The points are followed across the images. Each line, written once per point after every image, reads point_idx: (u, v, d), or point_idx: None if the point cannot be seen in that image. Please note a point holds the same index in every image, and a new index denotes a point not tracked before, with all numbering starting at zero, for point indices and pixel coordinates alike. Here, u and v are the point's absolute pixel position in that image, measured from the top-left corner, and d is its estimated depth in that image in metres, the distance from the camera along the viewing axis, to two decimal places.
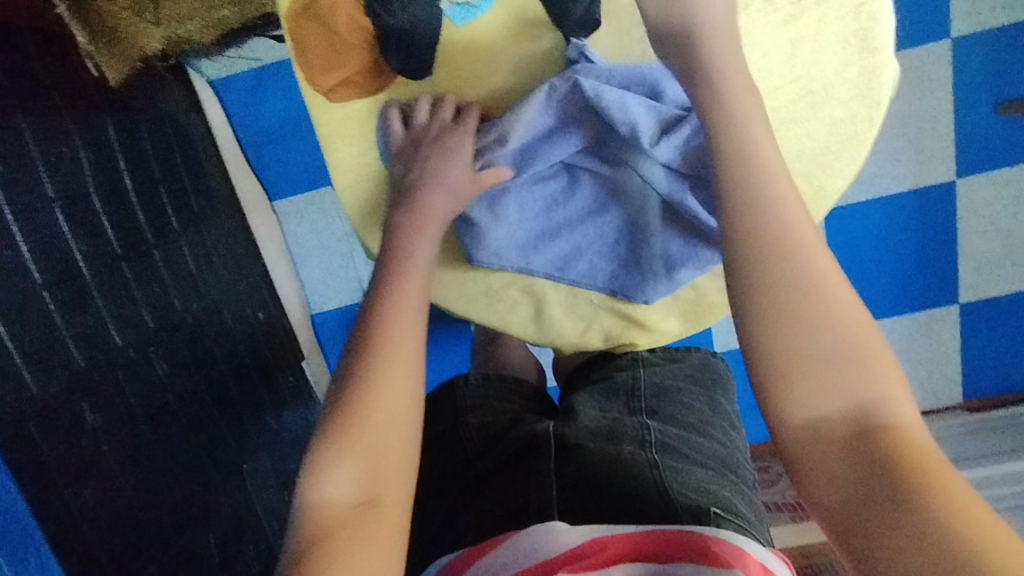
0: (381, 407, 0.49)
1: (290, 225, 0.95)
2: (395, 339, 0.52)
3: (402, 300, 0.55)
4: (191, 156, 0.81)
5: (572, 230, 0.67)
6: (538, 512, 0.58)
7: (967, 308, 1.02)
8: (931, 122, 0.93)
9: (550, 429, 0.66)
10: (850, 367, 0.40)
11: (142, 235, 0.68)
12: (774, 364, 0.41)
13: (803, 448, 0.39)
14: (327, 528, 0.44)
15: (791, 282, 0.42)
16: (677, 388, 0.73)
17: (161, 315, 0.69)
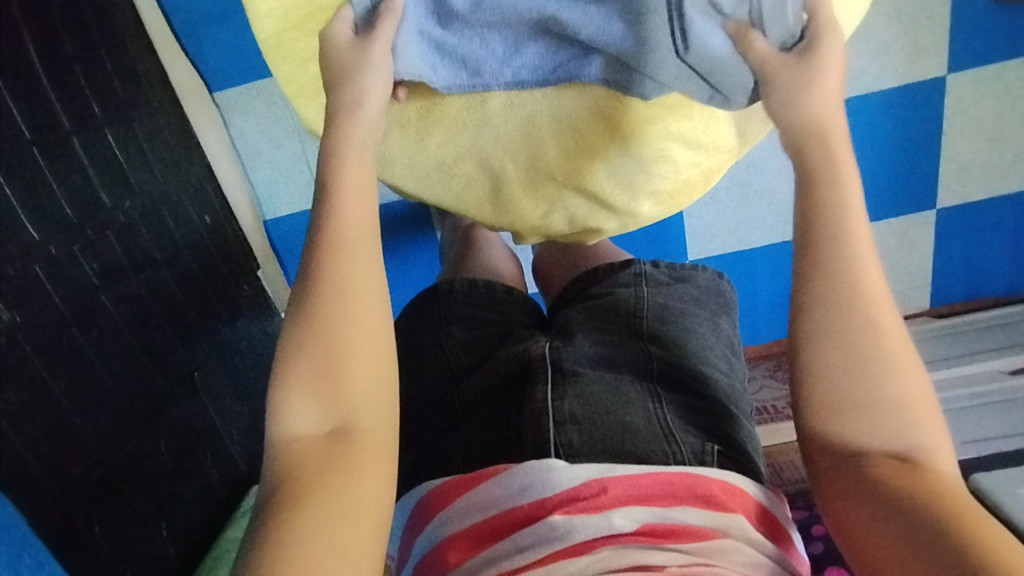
0: (346, 331, 0.47)
1: (234, 119, 0.93)
2: (348, 253, 0.49)
3: (352, 206, 0.51)
4: (112, 33, 0.76)
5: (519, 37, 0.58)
6: (531, 445, 0.54)
7: (943, 215, 0.99)
8: (926, 9, 0.85)
9: (544, 354, 0.62)
10: (901, 414, 0.44)
11: (56, 118, 0.65)
12: (827, 404, 0.45)
13: (845, 487, 0.44)
14: (296, 461, 0.44)
15: (854, 335, 0.45)
16: (683, 310, 0.68)
17: (82, 205, 0.67)
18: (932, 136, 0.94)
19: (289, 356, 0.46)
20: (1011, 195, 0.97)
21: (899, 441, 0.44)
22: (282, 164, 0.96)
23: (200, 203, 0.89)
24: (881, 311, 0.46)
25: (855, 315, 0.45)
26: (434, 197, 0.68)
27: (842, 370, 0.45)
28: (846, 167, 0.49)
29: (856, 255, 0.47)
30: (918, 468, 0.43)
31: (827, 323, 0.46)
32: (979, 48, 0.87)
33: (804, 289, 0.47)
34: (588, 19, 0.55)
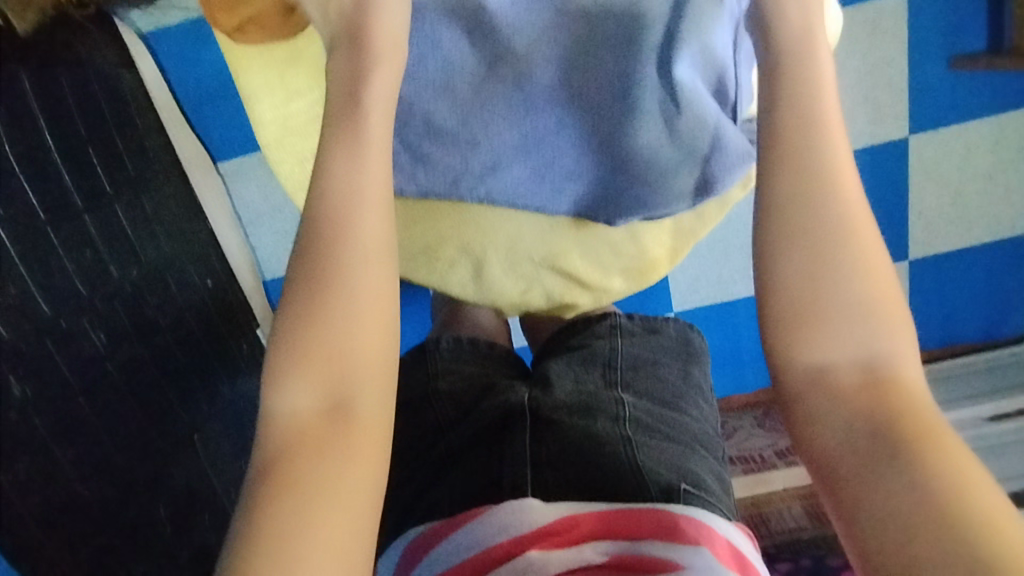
0: (348, 298, 0.41)
1: (236, 186, 0.98)
2: (361, 210, 0.43)
3: (368, 158, 0.44)
4: (123, 114, 0.81)
5: (514, 160, 0.65)
6: (510, 486, 0.56)
7: (916, 265, 1.03)
8: (884, 77, 0.91)
9: (523, 402, 0.64)
10: (875, 316, 0.39)
11: (69, 197, 0.69)
12: (793, 313, 0.39)
13: (806, 392, 0.38)
14: (288, 441, 0.39)
15: (822, 228, 0.40)
16: (655, 360, 0.71)
17: (92, 277, 0.70)
18: (900, 192, 0.99)
19: (283, 337, 0.40)
20: (977, 246, 1.02)
21: (878, 350, 0.38)
22: (280, 228, 1.01)
23: (203, 267, 0.92)
24: (851, 204, 0.41)
25: (823, 204, 0.41)
26: (416, 277, 0.72)
27: (813, 270, 0.39)
28: (827, 72, 0.45)
29: (844, 173, 0.41)
30: (888, 382, 0.37)
31: (795, 222, 0.40)
32: (937, 111, 0.93)
33: (777, 189, 0.42)
34: (578, 146, 0.65)
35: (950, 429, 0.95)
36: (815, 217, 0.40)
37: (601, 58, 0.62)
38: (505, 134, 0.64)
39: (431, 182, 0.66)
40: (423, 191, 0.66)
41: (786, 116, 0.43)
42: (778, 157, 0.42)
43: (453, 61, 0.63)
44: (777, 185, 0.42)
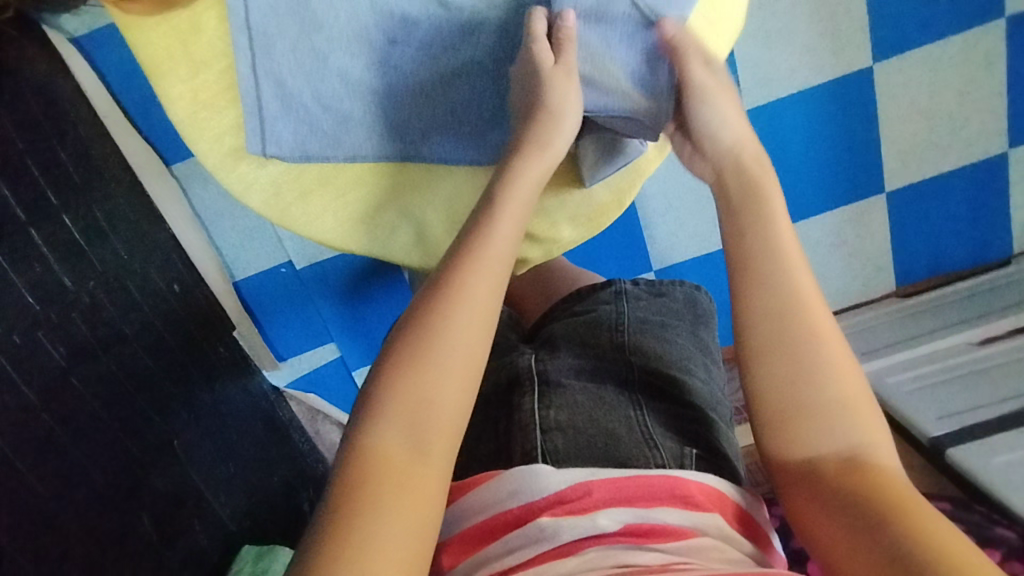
0: (446, 363, 0.48)
1: (194, 188, 0.95)
2: (470, 302, 0.51)
3: (489, 255, 0.54)
4: (62, 122, 0.79)
5: (374, 107, 0.65)
6: (520, 454, 0.55)
7: (893, 197, 1.01)
8: (844, 5, 0.89)
9: (531, 366, 0.63)
10: (848, 413, 0.48)
11: (10, 210, 0.67)
12: (780, 412, 0.49)
13: (801, 477, 0.48)
14: (377, 471, 0.44)
15: (800, 345, 0.50)
16: (665, 322, 0.69)
17: (43, 290, 0.68)
18: (870, 124, 0.96)
19: (393, 375, 0.48)
20: (952, 172, 1.00)
21: (846, 445, 0.47)
22: (245, 227, 0.99)
23: (167, 272, 0.91)
24: (815, 316, 0.51)
25: (795, 321, 0.51)
26: (361, 248, 0.72)
27: (795, 367, 0.49)
28: (779, 210, 0.56)
29: (798, 281, 0.53)
30: (860, 467, 0.46)
31: (777, 338, 0.50)
32: (901, 37, 0.91)
33: (751, 305, 0.52)
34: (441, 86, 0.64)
35: (942, 355, 0.91)
36: (773, 294, 0.52)
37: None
38: (415, 61, 0.63)
39: (287, 140, 0.64)
40: (280, 149, 0.64)
41: (753, 247, 0.54)
42: (745, 278, 0.53)
43: None
44: (754, 296, 0.52)
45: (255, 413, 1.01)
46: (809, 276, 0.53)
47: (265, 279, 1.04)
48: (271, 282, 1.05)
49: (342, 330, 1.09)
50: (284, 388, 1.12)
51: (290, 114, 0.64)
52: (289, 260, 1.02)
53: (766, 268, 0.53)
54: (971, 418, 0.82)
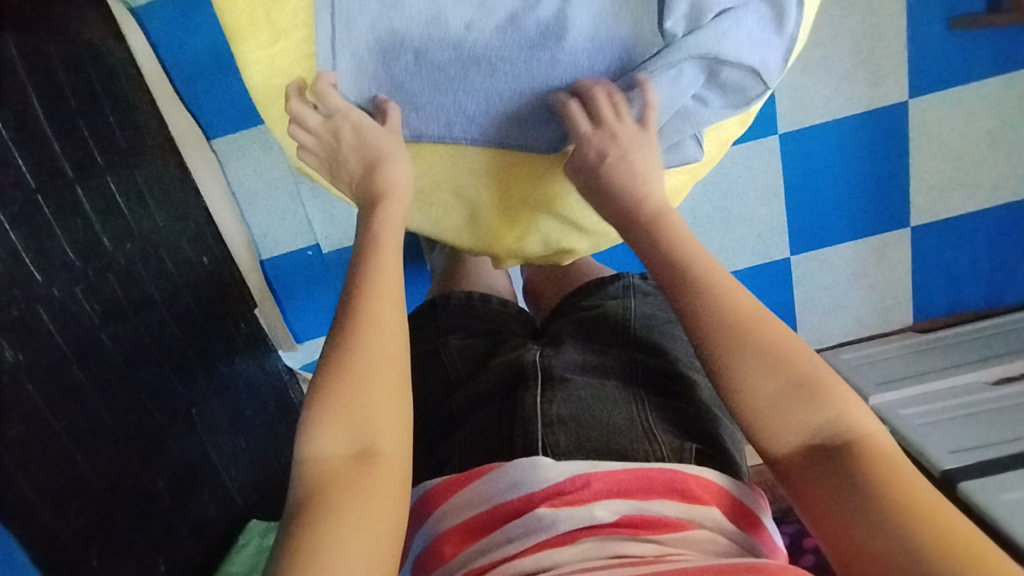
0: (367, 362, 0.49)
1: (231, 164, 0.98)
2: (379, 299, 0.53)
3: (383, 261, 0.56)
4: (113, 87, 0.80)
5: (435, 85, 0.63)
6: (522, 445, 0.54)
7: (918, 232, 1.02)
8: (884, 39, 0.90)
9: (534, 360, 0.63)
10: (818, 395, 0.47)
11: (59, 166, 0.68)
12: (748, 412, 0.48)
13: (798, 469, 0.46)
14: (324, 483, 0.45)
15: (755, 346, 0.49)
16: (666, 323, 0.69)
17: (85, 248, 0.70)
18: (901, 157, 0.97)
19: (321, 395, 0.48)
20: (977, 212, 1.01)
21: (829, 425, 0.46)
22: (277, 205, 1.01)
23: (199, 244, 0.92)
24: (758, 316, 0.51)
25: (734, 325, 0.50)
26: (413, 223, 0.72)
27: (746, 366, 0.49)
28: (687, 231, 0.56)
29: (726, 284, 0.52)
30: (847, 443, 0.45)
31: (727, 340, 0.50)
32: (938, 75, 0.92)
33: (690, 308, 0.52)
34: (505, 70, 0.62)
35: (956, 394, 0.93)
36: (708, 299, 0.52)
37: None
38: (499, 50, 0.61)
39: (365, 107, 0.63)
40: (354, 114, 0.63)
41: (676, 254, 0.55)
42: (691, 285, 0.53)
43: None
44: (691, 300, 0.52)
45: (270, 391, 1.02)
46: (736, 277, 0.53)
47: (290, 259, 1.05)
48: (295, 263, 1.06)
49: None
50: (299, 370, 1.13)
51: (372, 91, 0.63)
52: (316, 243, 1.03)
53: (698, 280, 0.53)
54: (976, 458, 0.82)
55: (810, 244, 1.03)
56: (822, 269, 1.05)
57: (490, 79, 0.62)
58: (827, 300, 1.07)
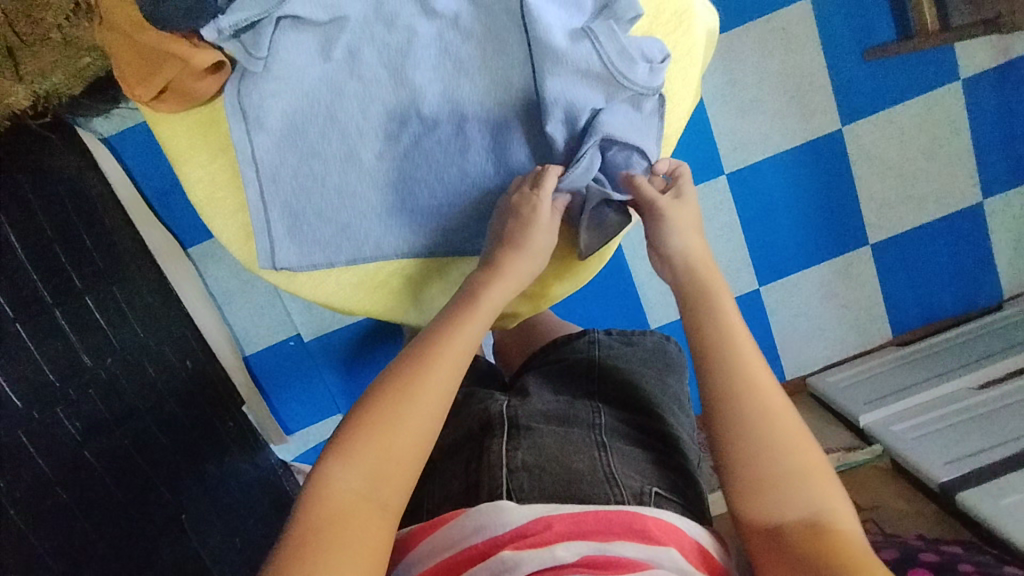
0: (403, 417, 0.48)
1: (208, 269, 1.02)
2: (443, 357, 0.51)
3: (466, 322, 0.53)
4: (89, 213, 0.85)
5: (346, 215, 0.56)
6: (487, 491, 0.52)
7: (878, 248, 1.05)
8: (809, 76, 0.97)
9: (501, 411, 0.61)
10: (808, 481, 0.47)
11: (38, 294, 0.72)
12: (750, 482, 0.47)
13: (768, 548, 0.45)
14: (333, 516, 0.44)
15: (757, 424, 0.49)
16: (632, 372, 0.68)
17: (65, 368, 0.72)
18: (847, 179, 1.01)
19: (354, 433, 0.48)
20: (931, 223, 1.04)
21: (811, 510, 0.46)
22: (255, 302, 1.04)
23: (180, 349, 0.94)
24: (765, 392, 0.50)
25: (748, 396, 0.50)
26: (346, 308, 0.62)
27: (750, 434, 0.49)
28: (727, 307, 0.55)
29: (747, 355, 0.52)
30: (829, 532, 0.44)
31: (742, 408, 0.50)
32: (865, 101, 0.98)
33: (710, 376, 0.52)
34: (421, 195, 0.57)
35: (945, 402, 0.91)
36: (726, 367, 0.51)
37: (407, 96, 0.54)
38: (413, 176, 0.57)
39: (283, 249, 0.56)
40: (277, 264, 0.56)
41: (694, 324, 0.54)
42: (705, 355, 0.53)
43: (252, 98, 0.52)
44: (708, 369, 0.52)
45: (261, 486, 1.01)
46: (757, 351, 0.53)
47: (273, 352, 1.07)
48: (278, 356, 1.08)
49: (348, 401, 1.09)
50: (293, 462, 1.12)
51: (290, 236, 0.56)
52: (297, 332, 1.06)
53: (716, 353, 0.52)
54: (977, 462, 0.79)
55: (777, 272, 1.05)
56: (791, 296, 1.07)
57: (413, 201, 0.57)
58: (804, 325, 1.08)
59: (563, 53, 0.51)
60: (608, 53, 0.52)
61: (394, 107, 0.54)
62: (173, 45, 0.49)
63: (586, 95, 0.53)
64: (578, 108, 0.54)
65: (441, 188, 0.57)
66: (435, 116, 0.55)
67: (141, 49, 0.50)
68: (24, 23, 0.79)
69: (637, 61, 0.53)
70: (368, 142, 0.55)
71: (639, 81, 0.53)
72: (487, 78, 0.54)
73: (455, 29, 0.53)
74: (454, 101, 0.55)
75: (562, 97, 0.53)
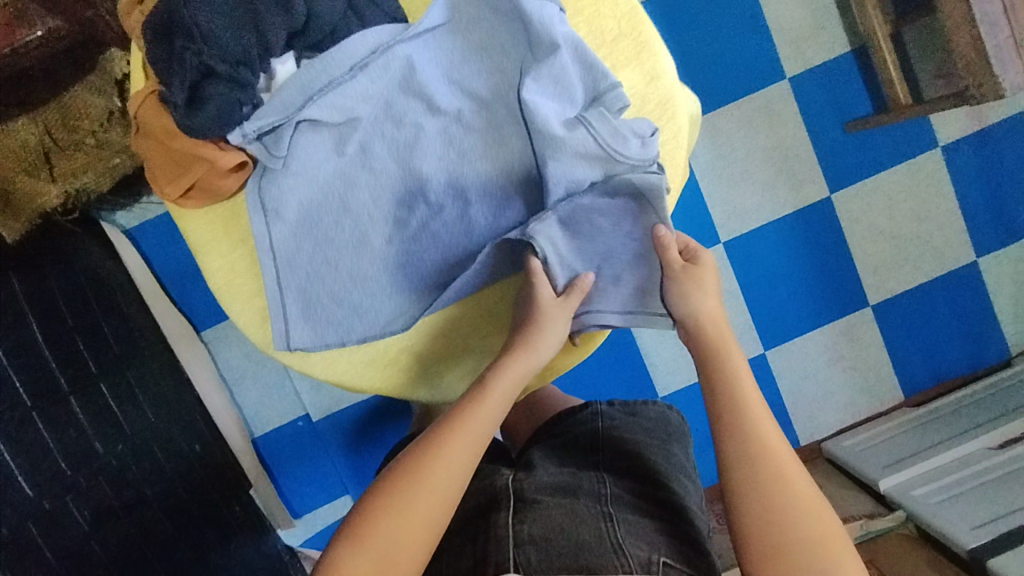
0: (416, 502, 0.50)
1: (220, 351, 1.04)
2: (457, 443, 0.53)
3: (484, 409, 0.56)
4: (107, 300, 0.88)
5: (358, 296, 0.58)
6: (494, 565, 0.51)
7: (879, 310, 1.06)
8: (794, 148, 1.02)
9: (507, 485, 0.60)
10: (824, 552, 0.47)
11: (55, 382, 0.74)
12: (767, 552, 0.47)
13: None
14: None
15: (768, 492, 0.49)
16: (638, 443, 0.68)
17: (78, 457, 0.72)
18: (840, 245, 1.04)
19: (368, 518, 0.50)
20: (928, 283, 1.06)
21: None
22: (265, 383, 1.05)
23: (191, 433, 0.94)
24: (782, 463, 0.51)
25: (764, 468, 0.50)
26: (360, 385, 0.63)
27: (767, 506, 0.49)
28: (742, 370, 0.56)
29: (761, 422, 0.53)
30: None
31: (758, 481, 0.50)
32: (850, 170, 1.02)
33: (725, 448, 0.52)
34: (430, 276, 0.60)
35: (962, 464, 0.89)
36: (739, 435, 0.52)
37: (415, 184, 0.58)
38: (420, 259, 0.59)
39: (300, 333, 0.58)
40: (293, 345, 0.58)
41: (715, 390, 0.55)
42: (723, 421, 0.53)
43: (273, 192, 0.55)
44: (725, 440, 0.53)
45: None
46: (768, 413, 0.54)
47: (282, 433, 1.07)
48: (288, 437, 1.07)
49: (356, 482, 1.08)
50: (300, 548, 1.09)
51: (305, 319, 0.58)
52: (306, 413, 1.06)
53: (736, 416, 0.53)
54: (999, 528, 0.77)
55: (781, 337, 1.06)
56: (797, 360, 1.07)
57: (421, 280, 0.59)
58: (813, 390, 1.08)
59: (562, 140, 0.53)
60: (602, 134, 0.53)
61: (404, 195, 0.58)
62: (205, 147, 0.53)
63: (580, 172, 0.54)
64: (575, 186, 0.55)
65: (449, 265, 0.60)
66: (441, 202, 0.58)
67: (174, 151, 0.54)
68: (62, 130, 0.78)
69: (629, 138, 0.54)
70: (378, 228, 0.58)
71: (633, 155, 0.54)
72: (487, 166, 0.57)
73: (460, 122, 0.57)
74: (459, 188, 0.58)
75: (558, 177, 0.54)
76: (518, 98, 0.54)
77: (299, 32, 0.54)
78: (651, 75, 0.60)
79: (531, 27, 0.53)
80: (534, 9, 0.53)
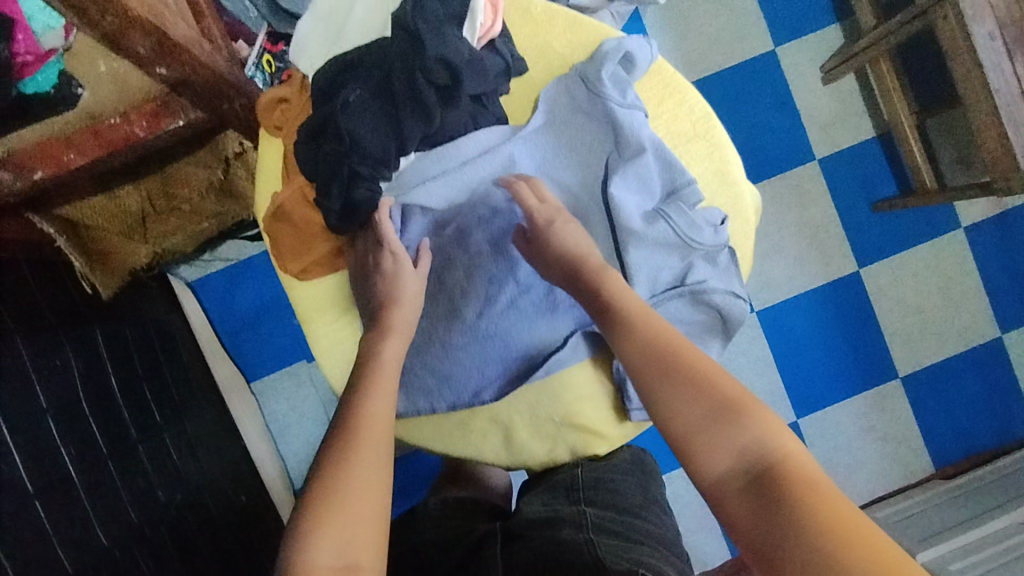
0: (354, 479, 0.50)
1: (267, 402, 1.07)
2: (369, 416, 0.54)
3: (380, 378, 0.57)
4: (170, 350, 0.92)
5: (450, 365, 0.63)
6: None
7: (909, 382, 1.09)
8: (824, 224, 1.07)
9: (496, 529, 0.62)
10: (734, 412, 0.47)
11: (126, 430, 0.77)
12: (680, 439, 0.48)
13: (715, 491, 0.45)
14: None
15: (668, 386, 0.50)
16: (617, 478, 0.65)
17: (142, 505, 0.74)
18: (869, 317, 1.08)
19: (310, 512, 0.48)
20: (954, 357, 1.09)
21: (751, 443, 0.45)
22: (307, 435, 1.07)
23: (238, 483, 0.96)
24: (684, 350, 0.52)
25: (666, 357, 0.52)
26: (444, 449, 0.65)
27: (669, 392, 0.50)
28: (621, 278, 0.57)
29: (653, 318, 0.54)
30: (771, 462, 0.44)
31: (658, 371, 0.51)
32: (878, 246, 1.08)
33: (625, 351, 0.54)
34: (516, 351, 0.63)
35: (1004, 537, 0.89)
36: (636, 333, 0.54)
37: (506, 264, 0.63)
38: (508, 334, 0.63)
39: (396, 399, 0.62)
40: None
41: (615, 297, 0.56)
42: (616, 324, 0.55)
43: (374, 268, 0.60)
44: (627, 342, 0.54)
45: None
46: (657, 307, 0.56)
47: None
48: None
49: None
50: None
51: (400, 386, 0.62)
52: None
53: (636, 319, 0.55)
54: None
55: (814, 405, 1.09)
56: (828, 428, 1.09)
57: (508, 353, 0.63)
58: (845, 459, 1.09)
59: (641, 233, 0.59)
60: (680, 225, 0.59)
61: (495, 273, 0.63)
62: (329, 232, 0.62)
63: (656, 262, 0.60)
64: (652, 273, 0.61)
65: (528, 336, 0.63)
66: (529, 282, 0.63)
67: (300, 233, 0.61)
68: (162, 198, 0.80)
69: (704, 227, 0.60)
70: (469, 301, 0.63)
71: (706, 242, 0.60)
72: None
73: None
74: None
75: (637, 266, 0.60)
76: (606, 194, 0.61)
77: (428, 137, 0.58)
78: (722, 161, 0.65)
79: (622, 131, 0.60)
80: (624, 117, 0.59)
